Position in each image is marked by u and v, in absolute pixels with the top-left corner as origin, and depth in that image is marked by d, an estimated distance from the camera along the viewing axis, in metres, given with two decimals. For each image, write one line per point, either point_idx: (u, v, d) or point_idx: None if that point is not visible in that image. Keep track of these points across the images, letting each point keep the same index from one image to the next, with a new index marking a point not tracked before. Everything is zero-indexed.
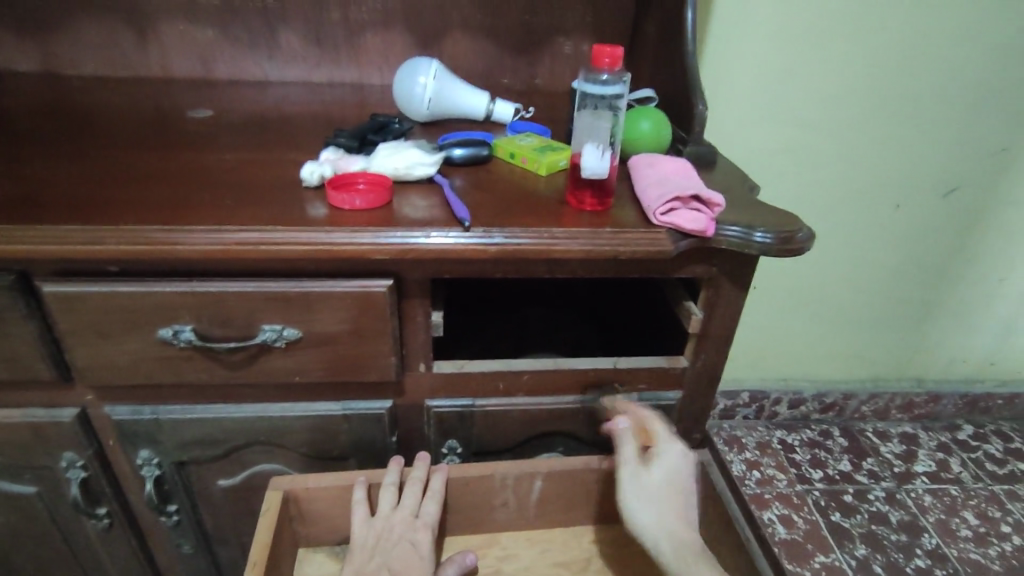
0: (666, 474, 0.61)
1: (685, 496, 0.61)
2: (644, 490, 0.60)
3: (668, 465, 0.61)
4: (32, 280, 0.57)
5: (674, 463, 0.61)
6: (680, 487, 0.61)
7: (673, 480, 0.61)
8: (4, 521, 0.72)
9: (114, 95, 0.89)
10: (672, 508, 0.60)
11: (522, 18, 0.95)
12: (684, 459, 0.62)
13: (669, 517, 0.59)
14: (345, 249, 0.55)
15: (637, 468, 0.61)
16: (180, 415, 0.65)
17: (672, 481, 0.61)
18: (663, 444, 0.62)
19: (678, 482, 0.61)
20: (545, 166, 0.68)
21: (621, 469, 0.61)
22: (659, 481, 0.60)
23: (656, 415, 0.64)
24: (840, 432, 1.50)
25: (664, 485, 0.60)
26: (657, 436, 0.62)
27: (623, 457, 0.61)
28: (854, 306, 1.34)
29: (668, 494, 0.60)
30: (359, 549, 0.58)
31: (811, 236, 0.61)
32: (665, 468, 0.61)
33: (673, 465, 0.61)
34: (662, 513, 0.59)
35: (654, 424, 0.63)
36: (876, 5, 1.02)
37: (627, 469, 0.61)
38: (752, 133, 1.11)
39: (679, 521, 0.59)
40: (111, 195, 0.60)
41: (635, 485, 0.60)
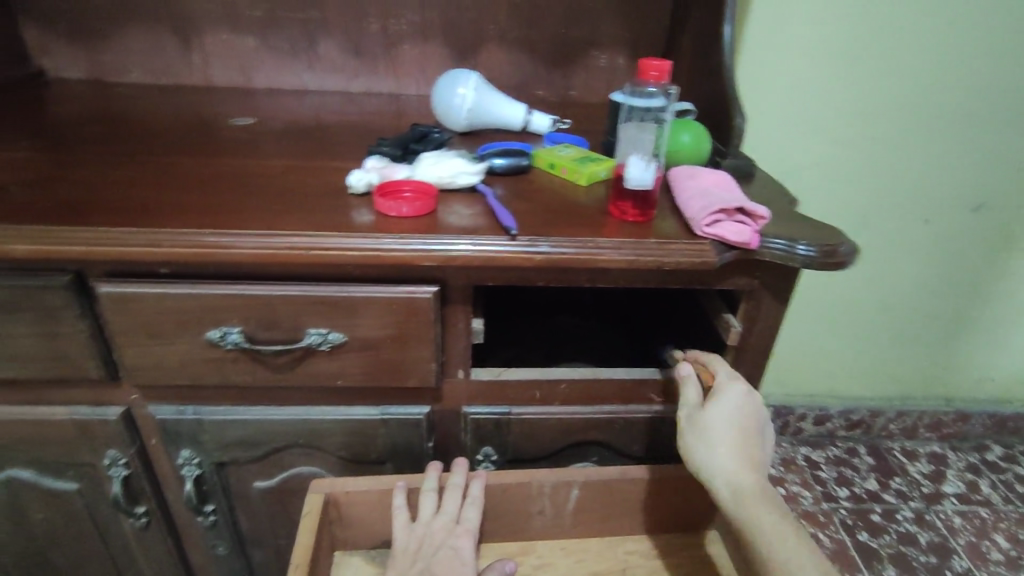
0: (726, 409, 0.58)
1: (749, 433, 0.57)
2: (701, 426, 0.57)
3: (728, 401, 0.58)
4: (87, 281, 0.58)
5: (733, 398, 0.58)
6: (745, 426, 0.57)
7: (735, 416, 0.57)
8: (44, 517, 0.73)
9: (158, 102, 0.92)
10: (734, 445, 0.56)
11: (558, 31, 0.96)
12: (748, 396, 0.59)
13: (732, 455, 0.55)
14: (393, 255, 0.56)
15: (696, 409, 0.59)
16: (222, 417, 0.66)
17: (734, 418, 0.57)
18: (724, 381, 0.59)
19: (741, 419, 0.57)
20: (585, 176, 0.68)
21: (682, 413, 0.60)
22: (718, 418, 0.57)
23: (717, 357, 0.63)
24: (867, 450, 1.48)
25: (725, 421, 0.57)
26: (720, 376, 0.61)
27: (686, 399, 0.60)
28: (883, 323, 1.33)
29: (730, 429, 0.57)
30: (401, 555, 0.58)
31: (854, 249, 0.61)
32: (727, 404, 0.58)
33: (734, 401, 0.58)
34: (723, 448, 0.56)
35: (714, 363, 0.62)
36: (911, 20, 1.02)
37: (686, 410, 0.60)
38: (783, 146, 1.11)
39: (741, 458, 0.55)
40: (163, 199, 0.61)
41: (693, 423, 0.58)
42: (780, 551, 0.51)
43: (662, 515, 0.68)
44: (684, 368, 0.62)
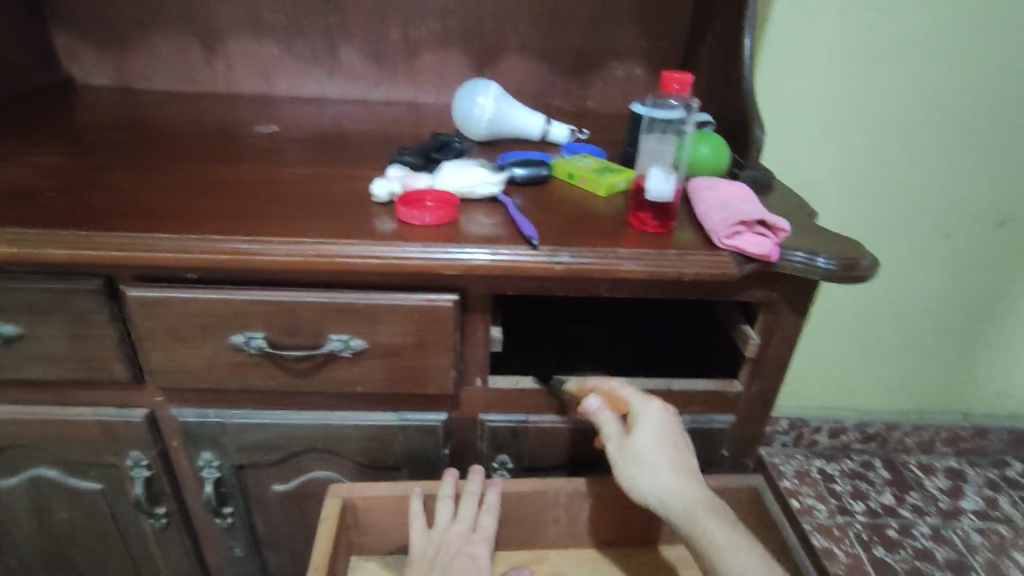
0: (650, 431, 0.58)
1: (679, 447, 0.58)
2: (633, 451, 0.57)
3: (651, 422, 0.59)
4: (116, 285, 0.59)
5: (654, 419, 0.59)
6: (675, 441, 0.58)
7: (663, 435, 0.58)
8: (67, 516, 0.75)
9: (183, 109, 0.93)
10: (670, 462, 0.56)
11: (577, 42, 0.97)
12: (666, 413, 0.60)
13: (670, 473, 0.55)
14: (415, 264, 0.57)
15: (622, 437, 0.59)
16: (243, 420, 0.67)
17: (662, 437, 0.58)
18: (637, 404, 0.61)
19: (669, 436, 0.58)
20: (605, 187, 0.69)
21: (608, 445, 0.59)
22: (647, 439, 0.57)
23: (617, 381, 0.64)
24: (882, 464, 1.47)
25: (653, 440, 0.57)
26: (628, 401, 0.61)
27: (607, 431, 0.60)
28: (900, 336, 1.32)
29: (661, 449, 0.57)
30: (418, 561, 0.59)
31: (875, 263, 0.61)
32: (650, 426, 0.58)
33: (657, 421, 0.59)
34: (661, 468, 0.56)
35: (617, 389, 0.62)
36: (930, 32, 1.02)
37: (611, 442, 0.59)
38: (801, 157, 1.11)
39: (679, 473, 0.56)
40: (190, 205, 0.62)
41: (624, 451, 0.58)
42: (740, 551, 0.51)
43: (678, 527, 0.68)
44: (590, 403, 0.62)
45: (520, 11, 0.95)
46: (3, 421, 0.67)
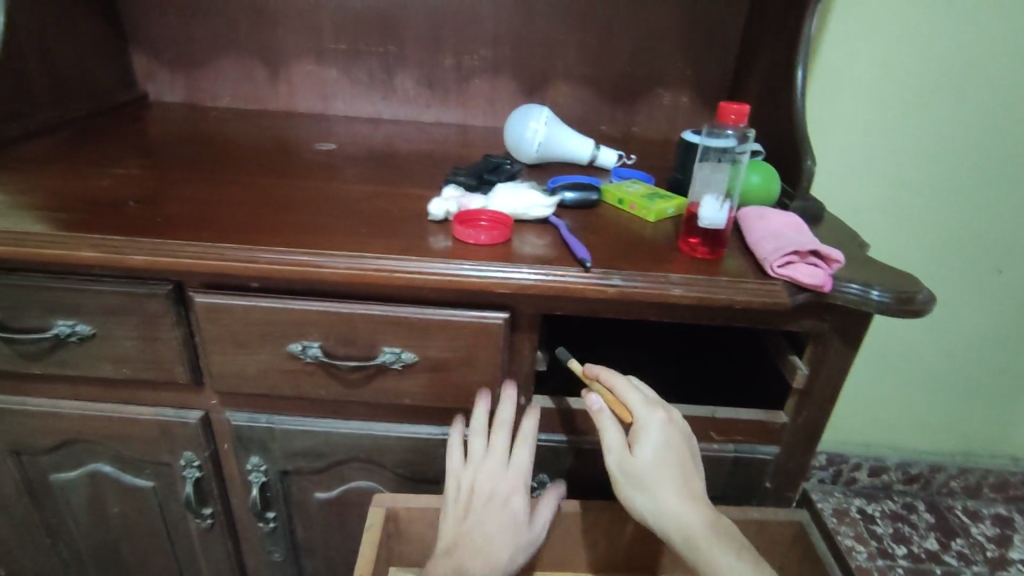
0: (653, 448, 0.55)
1: (682, 464, 0.56)
2: (634, 474, 0.55)
3: (654, 436, 0.56)
4: (185, 290, 0.62)
5: (657, 432, 0.56)
6: (677, 459, 0.55)
7: (667, 452, 0.55)
8: (118, 511, 0.77)
9: (246, 126, 0.98)
10: (673, 484, 0.54)
11: (625, 70, 0.99)
12: (668, 423, 0.57)
13: (673, 495, 0.54)
14: (471, 281, 0.58)
15: (623, 453, 0.56)
16: (293, 426, 0.69)
17: (665, 455, 0.55)
18: (641, 412, 0.57)
19: (672, 452, 0.55)
20: (654, 213, 0.70)
21: (609, 460, 0.56)
22: (649, 461, 0.55)
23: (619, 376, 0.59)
24: (926, 507, 1.41)
25: (655, 461, 0.55)
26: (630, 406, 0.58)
27: (607, 443, 0.56)
28: (947, 374, 1.28)
29: (664, 468, 0.55)
30: (455, 503, 0.60)
31: (931, 297, 0.60)
32: (653, 440, 0.55)
33: (660, 434, 0.56)
34: (664, 490, 0.54)
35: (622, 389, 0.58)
36: (985, 67, 1.01)
37: (613, 456, 0.56)
38: (848, 189, 1.10)
39: (683, 496, 0.54)
40: (258, 218, 0.65)
41: (624, 471, 0.55)
42: None
43: None
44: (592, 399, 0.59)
45: (571, 39, 0.98)
46: (69, 415, 0.70)
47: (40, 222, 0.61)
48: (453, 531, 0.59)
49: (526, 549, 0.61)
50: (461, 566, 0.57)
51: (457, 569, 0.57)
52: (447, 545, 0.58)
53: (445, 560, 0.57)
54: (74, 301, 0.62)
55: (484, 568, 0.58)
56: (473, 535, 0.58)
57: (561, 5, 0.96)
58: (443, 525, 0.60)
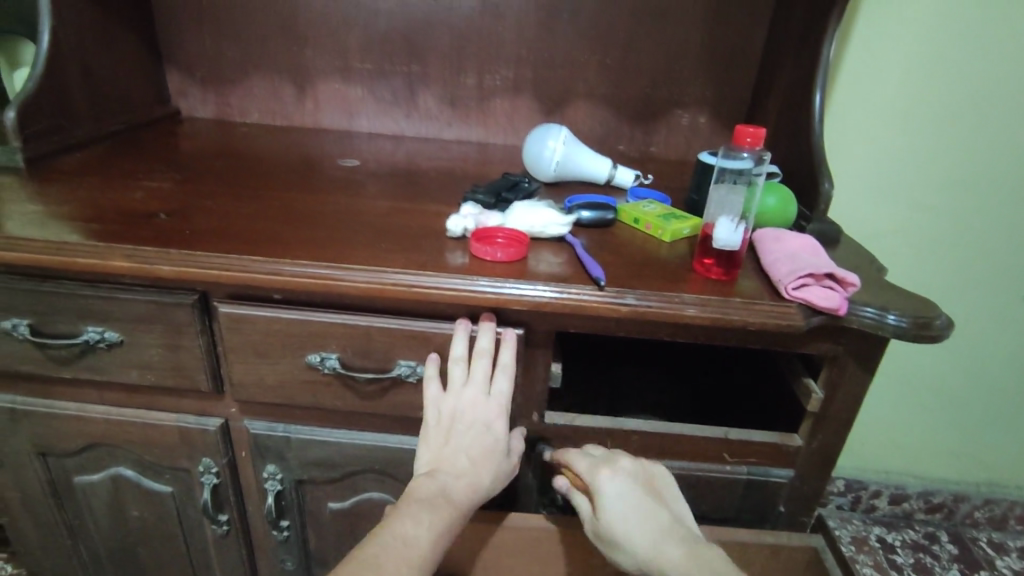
0: (614, 504, 0.57)
1: (648, 509, 0.57)
2: (606, 537, 0.57)
3: (611, 497, 0.58)
4: (210, 300, 0.64)
5: (614, 491, 0.58)
6: (641, 510, 0.57)
7: (628, 505, 0.57)
8: (138, 515, 0.79)
9: (273, 141, 1.01)
10: (641, 533, 0.56)
11: (643, 91, 1.00)
12: (623, 479, 0.59)
13: (644, 543, 0.55)
14: (487, 297, 0.59)
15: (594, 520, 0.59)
16: (308, 436, 0.70)
17: (628, 508, 0.57)
18: (593, 479, 0.59)
19: (633, 502, 0.57)
20: (670, 233, 0.70)
21: (586, 528, 0.59)
22: (613, 523, 0.57)
23: (568, 451, 0.62)
24: (948, 538, 1.37)
25: (620, 518, 0.56)
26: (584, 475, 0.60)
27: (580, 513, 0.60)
28: (970, 400, 1.25)
29: (628, 521, 0.56)
30: (435, 429, 0.60)
31: (949, 322, 0.60)
32: (613, 502, 0.57)
33: (616, 492, 0.58)
34: (634, 541, 0.56)
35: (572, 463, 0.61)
36: (1008, 89, 1.00)
37: (587, 524, 0.59)
38: (867, 210, 1.10)
39: (652, 541, 0.55)
40: (282, 231, 0.67)
41: (599, 535, 0.58)
42: None
43: None
44: (558, 479, 0.63)
45: (591, 60, 0.99)
46: (96, 420, 0.72)
47: (75, 232, 0.64)
48: (434, 457, 0.59)
49: (504, 477, 0.61)
50: (444, 489, 0.56)
51: (442, 490, 0.55)
52: (429, 470, 0.58)
53: (429, 482, 0.56)
54: (105, 309, 0.64)
55: (467, 492, 0.57)
56: (454, 460, 0.58)
57: (582, 26, 0.97)
58: (422, 453, 0.59)
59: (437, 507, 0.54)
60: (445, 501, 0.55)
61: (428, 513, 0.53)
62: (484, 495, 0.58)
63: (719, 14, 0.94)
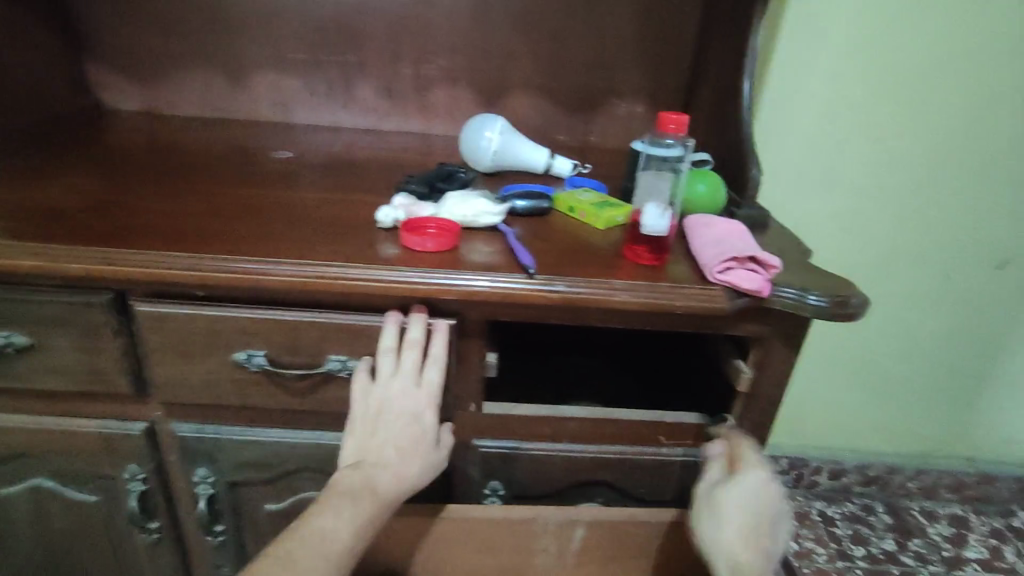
0: (739, 491, 0.59)
1: (763, 521, 0.59)
2: (715, 505, 0.60)
3: (747, 486, 0.59)
4: (126, 299, 0.61)
5: (755, 486, 0.59)
6: (757, 511, 0.59)
7: (751, 502, 0.59)
8: (62, 527, 0.75)
9: (204, 134, 0.97)
10: (740, 528, 0.58)
11: (581, 82, 1.01)
12: (769, 485, 0.60)
13: (739, 534, 0.58)
14: (417, 289, 0.58)
15: (716, 487, 0.61)
16: (239, 437, 0.68)
17: (750, 506, 0.59)
18: (750, 464, 0.61)
19: (757, 505, 0.59)
20: (604, 221, 0.71)
21: (703, 486, 0.63)
22: (730, 500, 0.59)
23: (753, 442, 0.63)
24: (884, 509, 1.44)
25: (739, 502, 0.59)
26: (744, 459, 0.62)
27: (711, 475, 0.63)
28: (901, 377, 1.31)
29: (742, 511, 0.59)
30: (361, 421, 0.59)
31: (866, 301, 0.62)
32: (744, 489, 0.59)
33: (755, 488, 0.59)
34: (732, 528, 0.58)
35: (745, 446, 0.63)
36: (924, 80, 1.05)
37: (707, 485, 0.62)
38: (801, 197, 1.13)
39: (743, 543, 0.57)
40: (206, 225, 0.65)
41: (708, 500, 0.61)
42: None
43: (666, 553, 0.69)
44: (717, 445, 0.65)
45: (529, 50, 0.99)
46: (9, 429, 0.68)
47: None
48: (360, 449, 0.57)
49: (434, 470, 0.60)
50: (369, 481, 0.55)
51: (366, 483, 0.54)
52: (354, 462, 0.56)
53: (352, 475, 0.55)
54: (11, 312, 0.61)
55: (394, 484, 0.56)
56: (381, 451, 0.57)
57: (519, 18, 0.97)
58: (349, 443, 0.58)
59: (359, 500, 0.53)
60: (369, 494, 0.54)
61: (349, 506, 0.52)
62: (412, 487, 0.57)
63: (653, 6, 0.96)
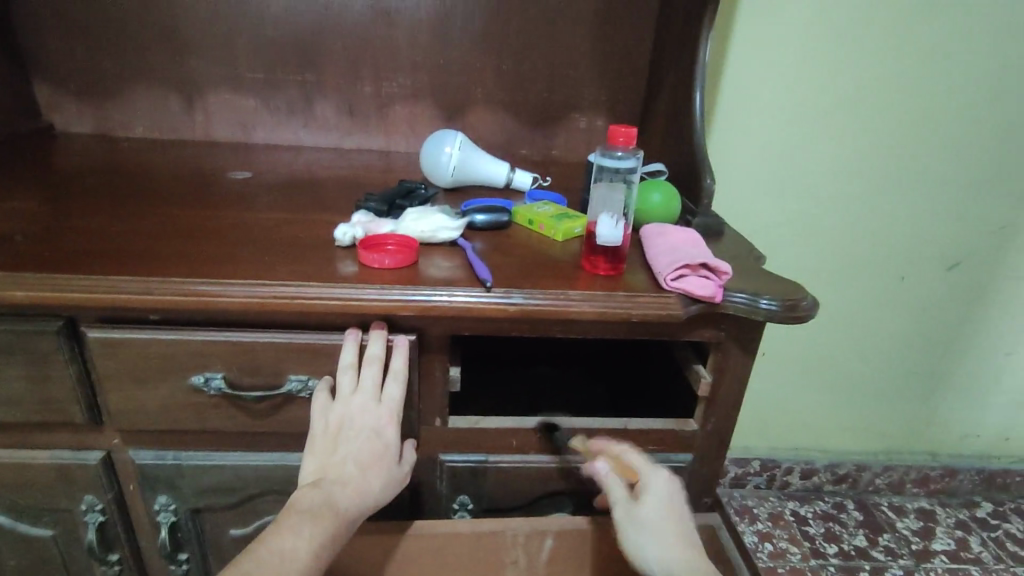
0: (656, 500, 0.59)
1: (682, 518, 0.59)
2: (642, 522, 0.58)
3: (659, 490, 0.60)
4: (78, 325, 0.60)
5: (664, 489, 0.60)
6: (675, 511, 0.60)
7: (668, 505, 0.59)
8: (16, 564, 0.73)
9: (161, 155, 0.96)
10: (672, 534, 0.57)
11: (540, 96, 1.03)
12: (670, 482, 0.62)
13: (673, 540, 0.57)
14: (375, 306, 0.58)
15: (630, 505, 0.59)
16: (200, 462, 0.67)
17: (668, 508, 0.59)
18: (647, 472, 0.62)
19: (673, 505, 0.60)
20: (562, 233, 0.72)
21: (617, 510, 0.59)
22: (653, 509, 0.58)
23: (631, 452, 0.64)
24: (855, 506, 1.47)
25: (659, 509, 0.59)
26: (638, 470, 0.62)
27: (616, 496, 0.60)
28: (863, 375, 1.35)
29: (667, 515, 0.59)
30: (321, 438, 0.58)
31: (815, 303, 0.64)
32: (658, 495, 0.60)
33: (663, 490, 0.60)
34: (666, 536, 0.57)
35: (631, 458, 0.63)
36: (869, 87, 1.09)
37: (621, 507, 0.59)
38: (758, 204, 1.17)
39: (682, 545, 0.57)
40: (160, 248, 0.64)
41: (631, 519, 0.58)
42: None
43: None
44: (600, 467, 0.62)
45: (488, 66, 1.01)
46: None
47: None
48: (320, 467, 0.57)
49: (395, 485, 0.60)
50: (330, 498, 0.54)
51: (327, 500, 0.54)
52: (314, 480, 0.56)
53: (313, 493, 0.54)
54: None
55: (355, 500, 0.56)
56: (342, 467, 0.57)
57: (476, 35, 0.99)
58: (308, 462, 0.58)
59: (320, 517, 0.53)
60: (329, 511, 0.53)
61: (309, 524, 0.52)
62: (374, 503, 0.57)
63: (606, 21, 0.98)
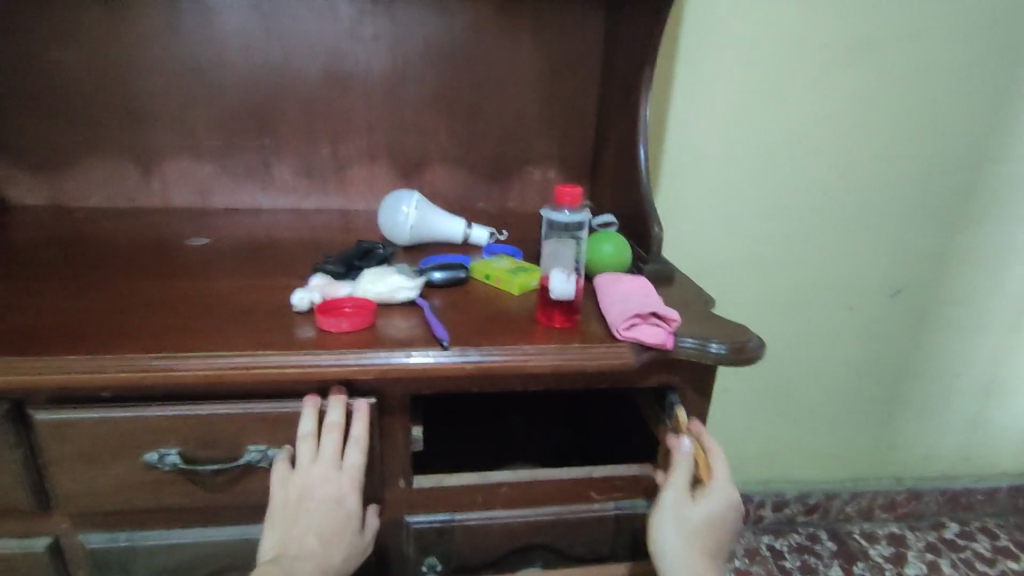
0: (706, 510, 0.64)
1: (716, 537, 0.65)
2: (682, 518, 0.64)
3: (713, 504, 0.64)
4: (24, 409, 0.58)
5: (719, 508, 0.64)
6: (714, 531, 0.64)
7: (712, 521, 0.64)
8: None
9: (117, 225, 0.95)
10: (698, 544, 0.64)
11: (494, 153, 1.07)
12: (733, 504, 0.65)
13: (694, 549, 0.63)
14: (332, 372, 0.59)
15: (684, 497, 0.64)
16: (155, 541, 0.65)
17: (710, 525, 0.64)
18: (719, 482, 0.65)
19: (716, 525, 0.64)
20: (519, 286, 0.74)
21: (669, 491, 0.65)
22: (698, 516, 0.64)
23: (718, 452, 0.67)
24: (828, 536, 1.49)
25: (703, 520, 0.64)
26: (713, 474, 0.65)
27: (677, 479, 0.65)
28: (822, 404, 1.39)
29: (704, 529, 0.64)
30: (281, 510, 0.58)
31: (762, 344, 0.67)
32: (710, 508, 0.64)
33: (717, 505, 0.64)
34: (690, 544, 0.63)
35: (712, 458, 0.66)
36: (803, 132, 1.16)
37: (675, 492, 0.64)
38: (709, 245, 1.22)
39: (699, 559, 0.63)
40: (113, 323, 0.63)
41: (676, 509, 0.64)
42: None
43: None
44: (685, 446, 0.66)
45: (442, 126, 1.04)
46: None
47: None
48: (280, 541, 0.58)
49: (357, 557, 0.61)
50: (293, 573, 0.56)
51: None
52: (275, 556, 0.57)
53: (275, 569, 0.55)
54: None
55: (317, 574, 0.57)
56: (303, 542, 0.58)
57: (429, 97, 1.03)
58: (268, 534, 0.58)
59: None
60: None
61: None
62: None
63: (553, 81, 1.03)
